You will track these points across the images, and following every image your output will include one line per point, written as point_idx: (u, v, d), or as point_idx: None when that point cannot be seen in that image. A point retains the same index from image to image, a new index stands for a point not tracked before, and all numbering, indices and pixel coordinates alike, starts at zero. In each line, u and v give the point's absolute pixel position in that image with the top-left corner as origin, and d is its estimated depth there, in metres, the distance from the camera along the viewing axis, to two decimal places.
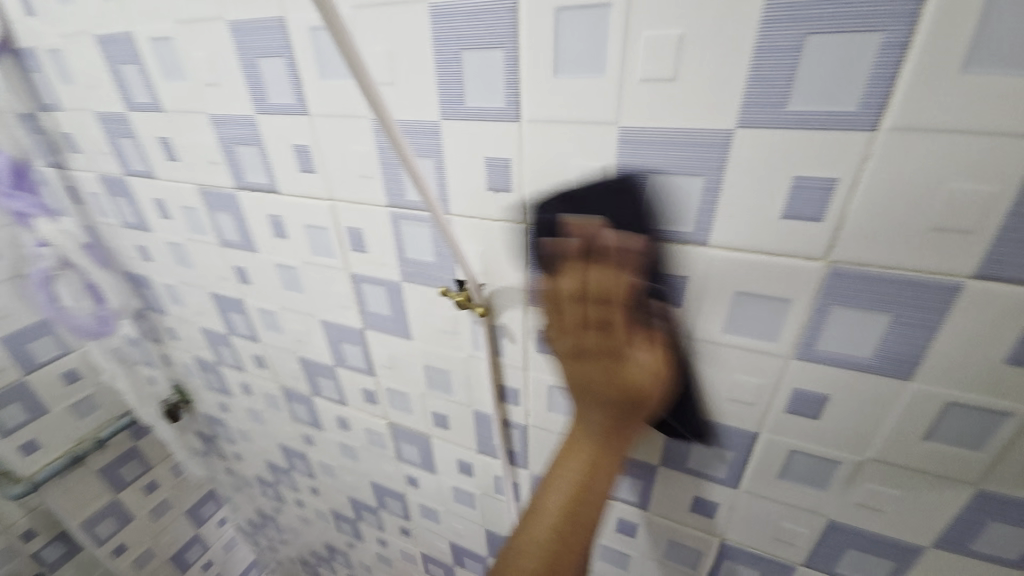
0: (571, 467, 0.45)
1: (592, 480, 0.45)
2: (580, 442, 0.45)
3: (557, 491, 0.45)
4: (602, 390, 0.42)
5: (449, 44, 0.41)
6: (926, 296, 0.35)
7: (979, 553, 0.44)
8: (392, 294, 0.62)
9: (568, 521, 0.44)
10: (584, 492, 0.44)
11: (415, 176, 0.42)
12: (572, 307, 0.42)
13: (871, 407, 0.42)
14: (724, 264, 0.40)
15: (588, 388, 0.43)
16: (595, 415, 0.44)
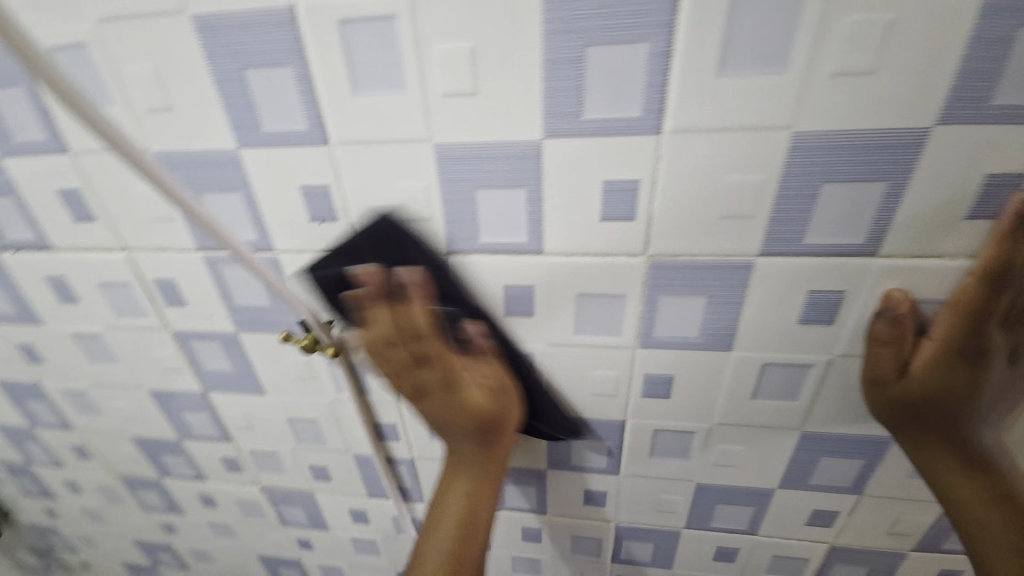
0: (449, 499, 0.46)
1: (473, 505, 0.46)
2: (455, 469, 0.46)
3: (440, 531, 0.45)
4: (455, 423, 0.43)
5: (228, 63, 0.36)
6: (730, 275, 0.39)
7: (814, 485, 0.51)
8: (229, 346, 0.54)
9: (463, 519, 0.45)
10: (462, 520, 0.45)
11: (199, 218, 0.36)
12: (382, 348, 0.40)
13: (708, 379, 0.45)
14: (561, 268, 0.41)
15: (444, 423, 0.44)
16: (466, 446, 0.45)
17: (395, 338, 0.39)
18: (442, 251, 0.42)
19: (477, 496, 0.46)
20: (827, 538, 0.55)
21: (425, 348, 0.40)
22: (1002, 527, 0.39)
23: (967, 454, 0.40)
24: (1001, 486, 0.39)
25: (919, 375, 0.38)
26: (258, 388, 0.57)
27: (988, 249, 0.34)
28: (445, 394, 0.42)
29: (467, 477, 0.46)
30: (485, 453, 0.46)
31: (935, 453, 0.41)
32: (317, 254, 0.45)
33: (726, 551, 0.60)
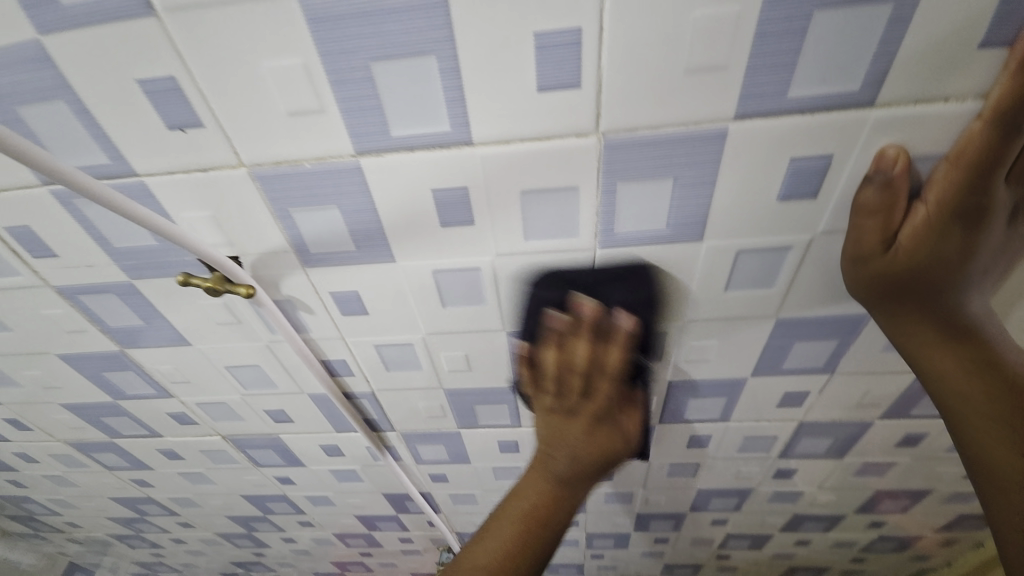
0: (511, 517, 0.39)
1: (547, 517, 0.38)
2: (552, 477, 0.39)
3: (499, 530, 0.38)
4: (580, 441, 0.38)
5: None
6: (699, 148, 0.32)
7: (787, 368, 0.49)
8: (129, 297, 0.46)
9: (529, 536, 0.38)
10: (530, 543, 0.38)
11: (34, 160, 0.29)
12: (555, 358, 0.39)
13: (678, 276, 0.40)
14: (498, 161, 0.33)
15: (569, 436, 0.39)
16: (582, 452, 0.38)
17: (581, 368, 0.38)
18: (349, 154, 0.33)
19: (563, 505, 0.39)
20: (797, 415, 0.56)
21: (597, 389, 0.38)
22: (982, 395, 0.38)
23: (948, 324, 0.37)
24: (983, 354, 0.37)
25: (906, 248, 0.33)
26: (182, 340, 0.50)
27: (999, 86, 0.27)
28: (614, 437, 0.39)
29: (546, 487, 0.39)
30: (589, 443, 0.38)
31: (915, 327, 0.38)
32: (195, 174, 0.35)
33: (700, 438, 0.61)
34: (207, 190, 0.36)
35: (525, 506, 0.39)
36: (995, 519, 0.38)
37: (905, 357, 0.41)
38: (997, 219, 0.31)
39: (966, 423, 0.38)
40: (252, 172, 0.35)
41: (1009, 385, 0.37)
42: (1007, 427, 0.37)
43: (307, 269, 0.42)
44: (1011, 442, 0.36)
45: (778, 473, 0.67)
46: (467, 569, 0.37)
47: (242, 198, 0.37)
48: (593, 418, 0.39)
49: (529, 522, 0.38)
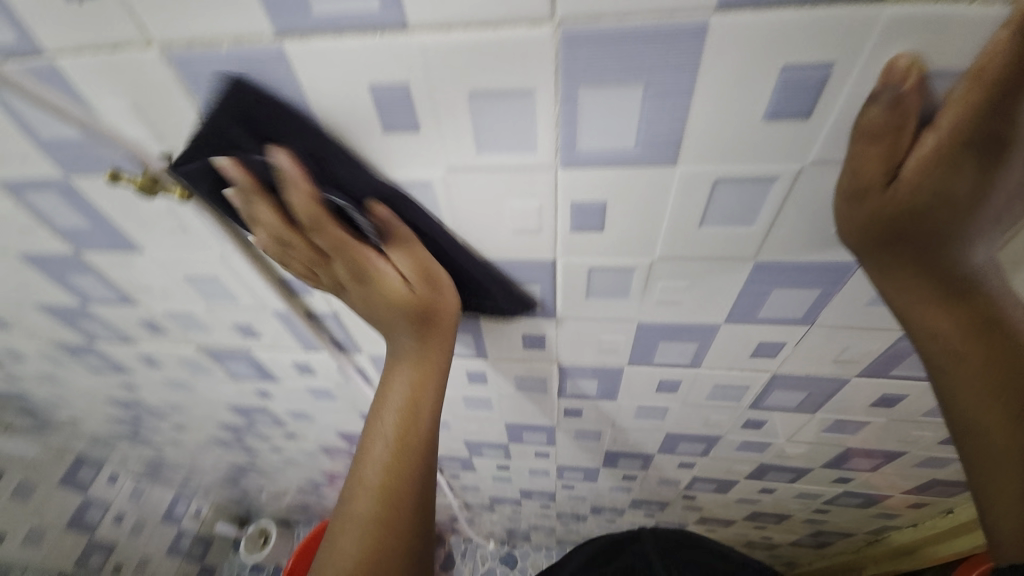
0: (376, 466, 0.39)
1: (409, 436, 0.40)
2: (420, 404, 0.41)
3: (375, 460, 0.39)
4: (388, 304, 0.41)
5: None
6: (675, 47, 0.27)
7: (764, 317, 0.46)
8: (71, 196, 0.43)
9: (397, 461, 0.39)
10: (403, 461, 0.39)
11: None
12: (306, 247, 0.40)
13: (648, 206, 0.36)
14: (441, 53, 0.28)
15: (383, 308, 0.41)
16: (402, 326, 0.41)
17: (343, 250, 0.39)
18: (269, 36, 0.29)
19: (425, 415, 0.41)
20: (770, 367, 0.54)
21: (368, 271, 0.40)
22: (981, 360, 0.35)
23: (947, 278, 0.33)
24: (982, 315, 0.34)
25: (909, 183, 0.29)
26: (135, 246, 0.49)
27: None
28: (447, 352, 0.43)
29: (406, 401, 0.41)
30: (419, 341, 0.42)
31: (910, 281, 0.34)
32: (103, 54, 0.31)
33: (669, 382, 0.60)
34: (121, 73, 0.32)
35: (388, 436, 0.40)
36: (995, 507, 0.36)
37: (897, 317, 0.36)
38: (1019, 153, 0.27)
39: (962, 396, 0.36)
40: (166, 54, 0.31)
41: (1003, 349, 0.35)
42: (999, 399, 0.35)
43: None
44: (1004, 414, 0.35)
45: (747, 423, 0.67)
46: (347, 541, 0.37)
47: (161, 86, 0.33)
48: (442, 357, 0.42)
49: (397, 449, 0.39)
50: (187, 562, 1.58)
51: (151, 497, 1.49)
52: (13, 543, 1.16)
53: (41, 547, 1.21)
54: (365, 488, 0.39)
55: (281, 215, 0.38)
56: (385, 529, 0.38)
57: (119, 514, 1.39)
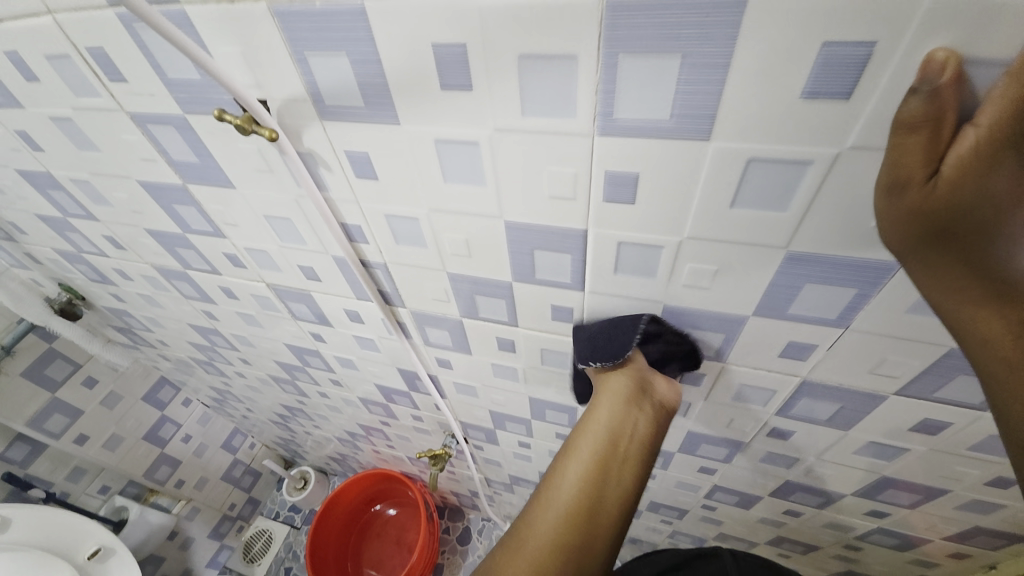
0: (563, 497, 0.49)
1: (588, 508, 0.47)
2: (603, 475, 0.49)
3: (547, 514, 0.48)
4: (585, 446, 0.51)
5: None
6: (711, 18, 0.28)
7: (794, 314, 0.46)
8: (185, 133, 0.52)
9: (582, 511, 0.47)
10: (592, 523, 0.47)
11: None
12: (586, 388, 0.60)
13: (680, 180, 0.37)
14: (497, 17, 0.32)
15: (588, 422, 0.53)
16: (587, 454, 0.50)
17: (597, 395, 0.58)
18: None
19: (607, 487, 0.49)
20: (800, 370, 0.53)
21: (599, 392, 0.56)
22: None
23: (1007, 283, 0.31)
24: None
25: (951, 176, 0.28)
26: (229, 183, 0.57)
27: None
28: (635, 408, 0.53)
29: (580, 473, 0.50)
30: (589, 450, 0.51)
31: (963, 284, 0.32)
32: (224, 6, 0.38)
33: (693, 374, 0.60)
34: (238, 23, 0.39)
35: (570, 495, 0.48)
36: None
37: (944, 322, 0.35)
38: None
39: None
40: (272, 8, 0.36)
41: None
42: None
43: (324, 122, 0.44)
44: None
45: (773, 431, 0.65)
46: (536, 531, 0.47)
47: (264, 37, 0.39)
48: (608, 470, 0.49)
49: (577, 509, 0.47)
50: (235, 490, 1.75)
51: (214, 425, 1.67)
52: (97, 445, 1.33)
53: (120, 452, 1.39)
54: (535, 539, 0.47)
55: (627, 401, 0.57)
56: (565, 552, 0.46)
57: (187, 435, 1.58)
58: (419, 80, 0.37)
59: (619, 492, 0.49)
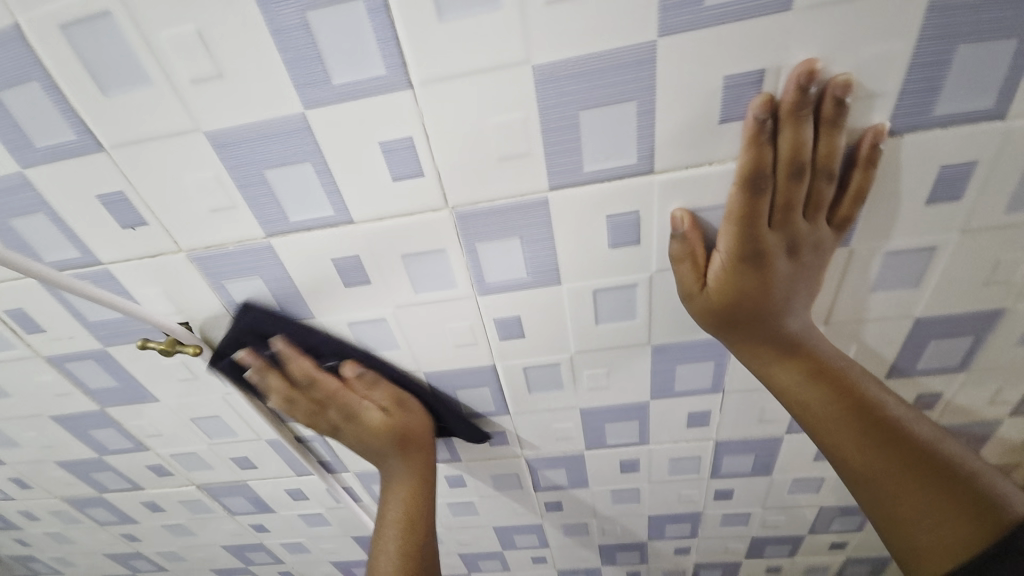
0: (404, 493, 0.52)
1: (410, 523, 0.51)
2: (411, 480, 0.53)
3: (389, 529, 0.51)
4: (377, 440, 0.51)
5: None
6: (531, 212, 0.40)
7: (680, 390, 0.55)
8: (106, 363, 0.54)
9: (409, 528, 0.50)
10: (411, 513, 0.51)
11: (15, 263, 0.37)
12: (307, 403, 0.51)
13: (552, 313, 0.47)
14: (379, 233, 0.41)
15: (367, 436, 0.51)
16: (395, 461, 0.53)
17: (308, 393, 0.50)
18: (261, 236, 0.42)
19: (422, 500, 0.52)
20: (709, 434, 0.60)
21: (342, 395, 0.50)
22: (821, 402, 0.42)
23: (780, 344, 0.43)
24: (806, 367, 0.43)
25: (718, 287, 0.40)
26: (152, 397, 0.58)
27: (743, 159, 0.35)
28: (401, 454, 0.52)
29: (410, 485, 0.52)
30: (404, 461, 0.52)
31: (754, 350, 0.44)
32: (146, 260, 0.44)
33: (629, 461, 0.65)
34: (159, 270, 0.45)
35: (405, 514, 0.51)
36: (917, 557, 0.38)
37: (763, 380, 0.45)
38: (778, 259, 0.39)
39: (835, 441, 0.42)
40: (190, 255, 0.44)
41: (838, 393, 0.42)
42: (856, 434, 0.41)
43: (245, 328, 0.50)
44: (866, 449, 0.41)
45: (716, 494, 0.70)
46: (389, 544, 0.50)
47: (183, 275, 0.45)
48: (418, 494, 0.52)
49: (405, 526, 0.51)
50: None
51: None
52: None
53: None
54: (387, 559, 0.49)
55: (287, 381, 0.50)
56: (410, 525, 0.51)
57: None
58: (326, 284, 0.45)
59: (422, 476, 0.53)
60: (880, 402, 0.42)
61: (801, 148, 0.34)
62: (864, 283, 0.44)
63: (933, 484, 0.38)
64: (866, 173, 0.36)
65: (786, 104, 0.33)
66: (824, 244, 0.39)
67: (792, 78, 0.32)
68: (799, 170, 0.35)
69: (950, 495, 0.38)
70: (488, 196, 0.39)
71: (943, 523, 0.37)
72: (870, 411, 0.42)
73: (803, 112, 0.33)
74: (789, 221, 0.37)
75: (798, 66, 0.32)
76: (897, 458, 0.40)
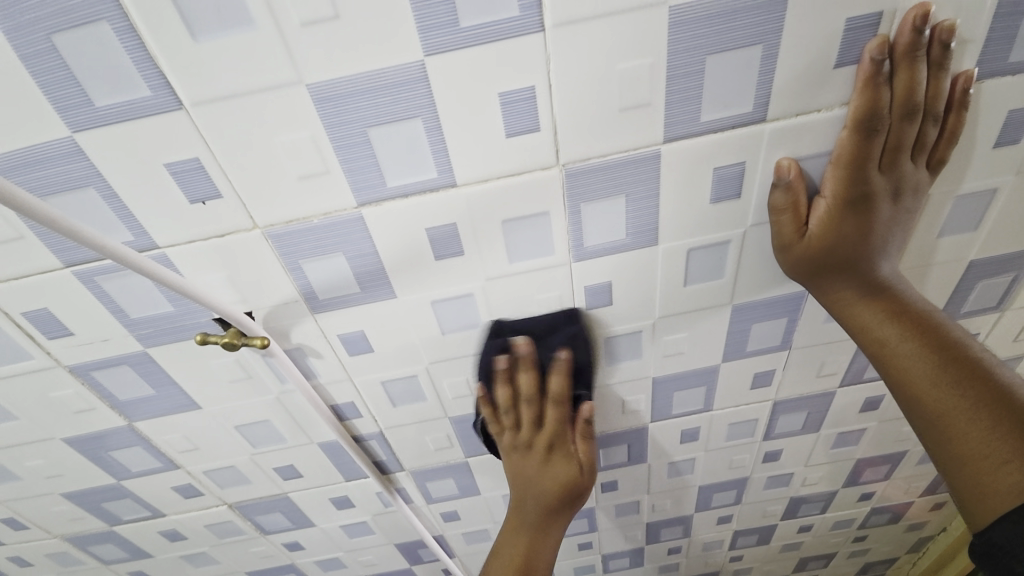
0: (515, 529, 0.55)
1: (539, 549, 0.54)
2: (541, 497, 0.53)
3: (507, 547, 0.54)
4: (538, 487, 0.53)
5: (33, 36, 0.30)
6: (640, 167, 0.39)
7: (752, 350, 0.56)
8: (144, 366, 0.48)
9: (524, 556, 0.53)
10: (533, 558, 0.53)
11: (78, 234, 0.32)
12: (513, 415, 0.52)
13: (644, 276, 0.47)
14: (481, 197, 0.39)
15: (529, 488, 0.53)
16: (533, 469, 0.53)
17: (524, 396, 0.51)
18: (352, 206, 0.39)
19: (545, 545, 0.54)
20: (770, 394, 0.62)
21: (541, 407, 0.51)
22: (899, 337, 0.44)
23: (864, 284, 0.45)
24: (885, 307, 0.45)
25: (818, 229, 0.42)
26: (193, 404, 0.53)
27: (857, 100, 0.37)
28: (572, 477, 0.53)
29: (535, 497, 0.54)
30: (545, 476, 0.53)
31: (837, 290, 0.46)
32: (211, 240, 0.40)
33: (691, 430, 0.66)
34: (225, 253, 0.40)
35: (524, 540, 0.54)
36: (978, 493, 0.37)
37: (844, 320, 0.47)
38: (882, 202, 0.41)
39: (910, 377, 0.43)
40: (267, 232, 0.39)
41: (919, 331, 0.43)
42: (931, 371, 0.42)
43: (316, 315, 0.46)
44: (940, 384, 0.41)
45: (766, 456, 0.72)
46: (505, 550, 0.54)
47: (253, 257, 0.41)
48: (546, 509, 0.54)
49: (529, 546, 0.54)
50: None
51: None
52: None
53: None
54: (504, 554, 0.54)
55: (513, 392, 0.51)
56: (524, 563, 0.53)
57: None
58: (413, 256, 0.42)
59: (551, 524, 0.55)
60: (962, 343, 0.43)
61: (913, 89, 0.36)
62: (934, 228, 0.47)
63: (1004, 420, 0.38)
64: (960, 114, 0.38)
65: (902, 44, 0.34)
66: (922, 187, 0.41)
67: (906, 20, 0.34)
68: (909, 110, 0.37)
69: (1022, 432, 0.37)
70: (600, 152, 0.38)
71: (1008, 461, 0.36)
72: (948, 350, 0.42)
73: (916, 53, 0.35)
74: (893, 163, 0.39)
75: (912, 9, 0.33)
76: (973, 393, 0.40)
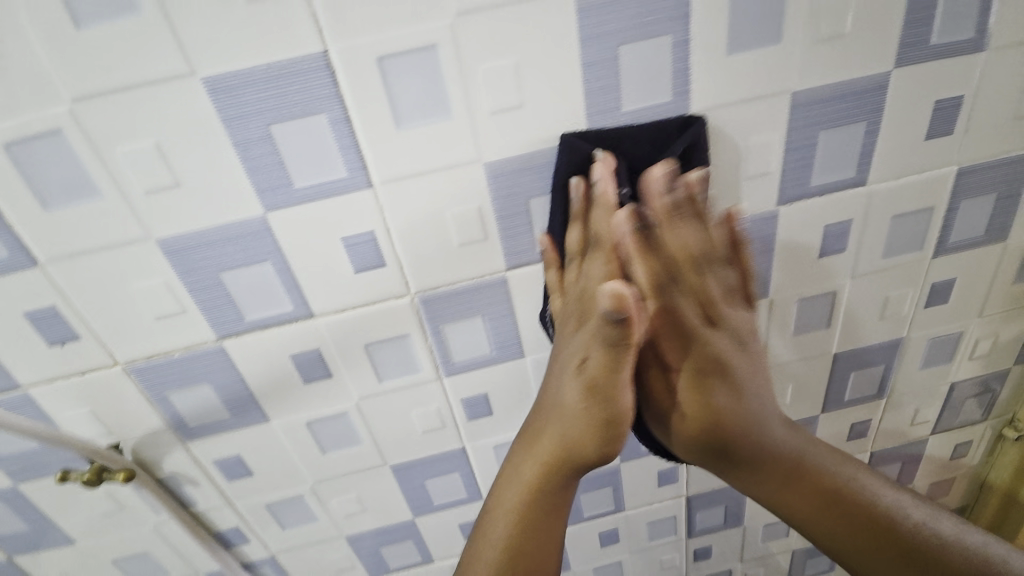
0: (528, 476, 0.39)
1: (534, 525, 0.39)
2: (564, 455, 0.38)
3: (504, 510, 0.39)
4: (572, 409, 0.38)
5: None
6: (491, 292, 0.42)
7: (648, 448, 0.56)
8: (10, 503, 0.47)
9: (527, 533, 0.39)
10: (526, 534, 0.39)
11: None
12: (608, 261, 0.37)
13: (519, 386, 0.48)
14: (341, 325, 0.41)
15: (557, 405, 0.38)
16: (575, 391, 0.37)
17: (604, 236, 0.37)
18: (212, 339, 0.40)
19: (548, 510, 0.39)
20: (681, 490, 0.61)
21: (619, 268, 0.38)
22: (826, 523, 0.38)
23: (765, 472, 0.39)
24: (748, 452, 0.39)
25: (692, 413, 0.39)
26: (65, 540, 0.50)
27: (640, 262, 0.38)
28: (609, 429, 0.37)
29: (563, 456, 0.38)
30: (592, 417, 0.37)
31: (742, 479, 0.40)
32: (71, 378, 0.40)
33: (609, 532, 0.64)
34: (87, 389, 0.41)
35: (537, 496, 0.39)
36: None
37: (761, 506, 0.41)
38: (727, 355, 0.39)
39: (805, 524, 0.39)
40: (127, 367, 0.40)
41: (838, 511, 0.38)
42: (876, 557, 0.37)
43: (187, 442, 0.45)
44: (893, 569, 0.37)
45: (696, 554, 0.69)
46: (495, 535, 0.39)
47: (116, 391, 0.41)
48: (562, 471, 0.39)
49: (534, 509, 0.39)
50: None
51: None
52: None
53: None
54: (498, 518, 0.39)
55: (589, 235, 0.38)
56: (534, 522, 0.39)
57: None
58: (281, 381, 0.43)
59: (564, 495, 0.39)
60: (877, 507, 0.38)
61: (691, 243, 0.37)
62: (787, 327, 0.50)
63: None
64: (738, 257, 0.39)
65: (660, 207, 0.37)
66: (754, 327, 0.40)
67: (656, 186, 0.36)
68: (700, 263, 0.38)
69: None
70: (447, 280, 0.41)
71: None
72: (876, 523, 0.38)
73: (677, 212, 0.37)
74: (711, 307, 0.39)
75: (655, 174, 0.36)
76: (925, 569, 0.36)
